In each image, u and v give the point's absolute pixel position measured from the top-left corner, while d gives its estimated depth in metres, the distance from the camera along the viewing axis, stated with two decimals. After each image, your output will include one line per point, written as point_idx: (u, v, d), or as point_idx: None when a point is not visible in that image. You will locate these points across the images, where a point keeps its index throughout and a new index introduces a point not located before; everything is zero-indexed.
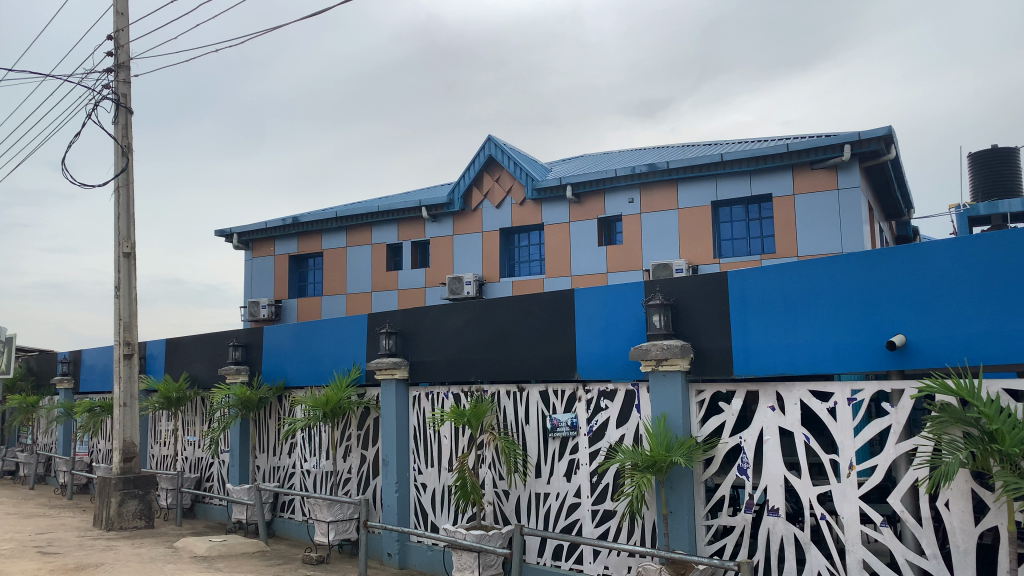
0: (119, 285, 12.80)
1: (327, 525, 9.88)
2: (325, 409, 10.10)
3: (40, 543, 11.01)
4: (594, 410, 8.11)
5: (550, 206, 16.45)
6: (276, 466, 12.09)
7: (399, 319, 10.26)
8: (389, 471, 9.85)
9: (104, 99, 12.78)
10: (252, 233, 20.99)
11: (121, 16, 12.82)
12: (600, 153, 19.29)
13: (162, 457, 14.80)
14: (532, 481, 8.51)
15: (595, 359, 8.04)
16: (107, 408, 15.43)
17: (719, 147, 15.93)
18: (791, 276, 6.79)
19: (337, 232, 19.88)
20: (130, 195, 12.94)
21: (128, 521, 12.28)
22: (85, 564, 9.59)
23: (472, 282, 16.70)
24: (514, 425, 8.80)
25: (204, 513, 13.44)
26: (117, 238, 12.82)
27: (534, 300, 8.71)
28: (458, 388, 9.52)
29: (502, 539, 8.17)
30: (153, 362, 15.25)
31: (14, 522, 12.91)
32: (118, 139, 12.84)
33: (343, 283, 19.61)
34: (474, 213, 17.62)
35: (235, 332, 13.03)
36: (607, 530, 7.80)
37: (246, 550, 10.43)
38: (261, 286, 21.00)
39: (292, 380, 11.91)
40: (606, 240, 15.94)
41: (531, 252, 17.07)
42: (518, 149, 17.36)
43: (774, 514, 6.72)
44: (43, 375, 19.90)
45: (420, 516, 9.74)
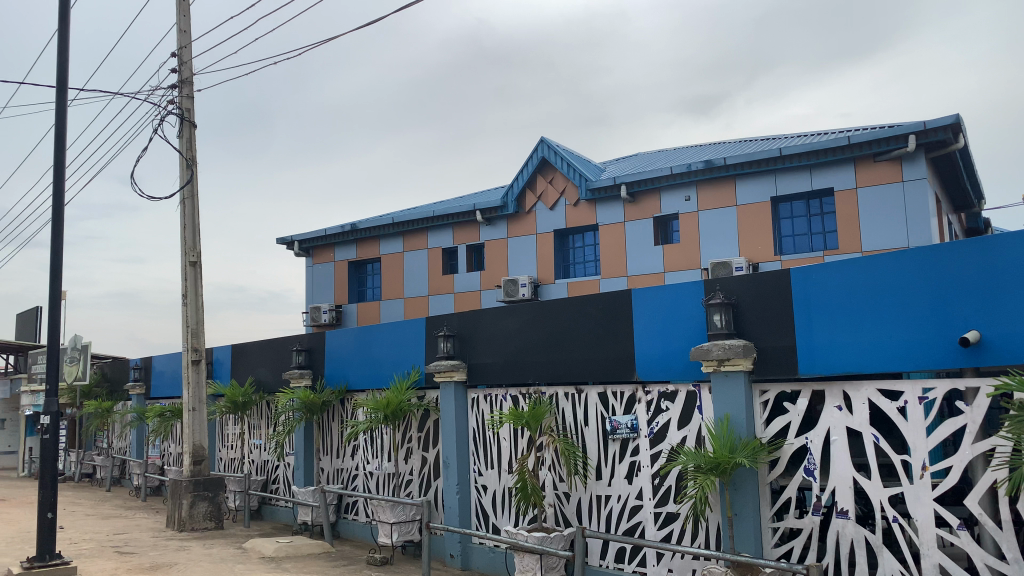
0: (187, 293, 13.18)
1: (390, 526, 10.00)
2: (385, 411, 10.26)
3: (118, 544, 11.42)
4: (654, 412, 8.02)
5: (604, 206, 16.36)
6: (339, 468, 12.30)
7: (456, 323, 10.34)
8: (450, 473, 9.92)
9: (169, 114, 13.19)
10: (311, 240, 21.42)
11: (183, 34, 13.21)
12: (653, 151, 19.12)
13: (230, 460, 15.20)
14: (593, 483, 8.47)
15: (654, 360, 7.97)
16: (177, 413, 15.93)
17: (777, 141, 15.63)
18: (854, 271, 6.62)
19: (393, 237, 20.14)
20: (195, 206, 13.33)
21: (199, 523, 12.65)
22: (159, 564, 9.90)
23: (527, 284, 16.73)
24: (573, 427, 8.78)
25: (271, 514, 13.74)
26: (183, 248, 13.20)
27: (590, 302, 8.69)
28: (516, 391, 9.53)
29: (564, 541, 8.13)
30: (219, 368, 15.68)
31: (92, 523, 13.42)
32: (183, 153, 13.23)
33: (400, 287, 19.86)
34: (528, 215, 17.66)
35: (298, 337, 13.30)
36: (670, 533, 7.70)
37: (312, 551, 10.64)
38: (321, 292, 21.40)
39: (353, 384, 12.10)
40: (662, 239, 15.77)
41: (586, 252, 16.99)
42: (572, 150, 17.32)
43: (842, 517, 6.56)
44: (116, 381, 20.62)
45: (481, 517, 9.79)
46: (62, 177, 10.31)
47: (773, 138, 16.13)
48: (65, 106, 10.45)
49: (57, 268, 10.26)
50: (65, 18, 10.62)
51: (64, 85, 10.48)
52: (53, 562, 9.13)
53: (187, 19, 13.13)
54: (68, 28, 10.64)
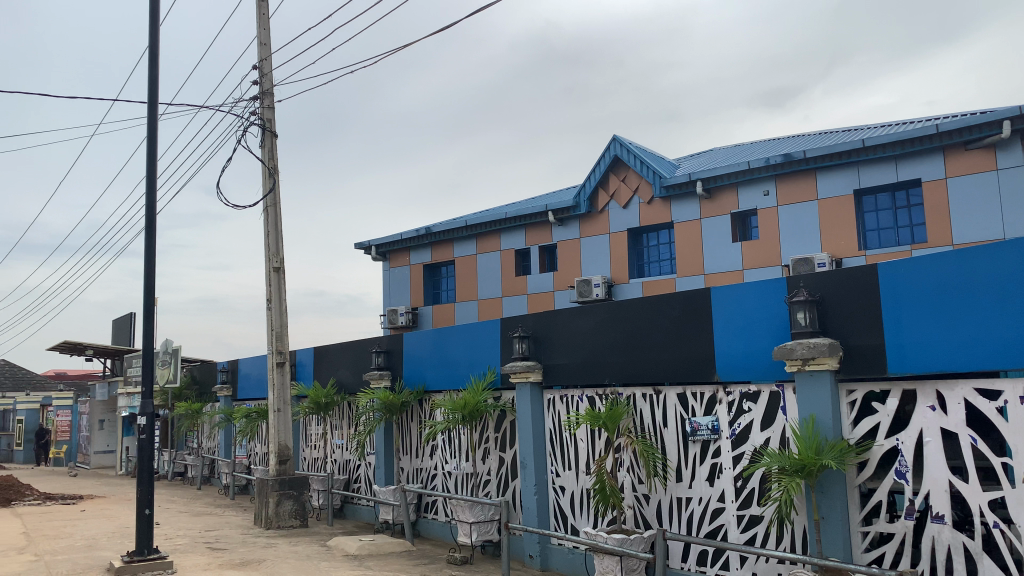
0: (271, 298, 13.60)
1: (469, 525, 10.09)
2: (463, 412, 10.38)
3: (210, 540, 11.86)
4: (735, 413, 7.85)
5: (679, 204, 16.14)
6: (419, 468, 12.47)
7: (531, 323, 10.36)
8: (527, 474, 9.95)
9: (252, 125, 13.64)
10: (388, 244, 21.83)
11: (264, 46, 13.63)
12: (728, 147, 18.74)
13: (313, 460, 15.61)
14: (673, 485, 8.36)
15: (734, 359, 7.82)
16: (262, 414, 16.45)
17: (859, 132, 15.11)
18: (947, 267, 6.34)
19: (467, 240, 20.33)
20: (278, 213, 13.75)
21: (285, 520, 13.04)
22: (249, 560, 10.25)
23: (601, 284, 16.65)
24: (652, 428, 8.69)
25: (353, 513, 14.05)
26: (267, 254, 13.63)
27: (667, 301, 8.57)
28: (592, 392, 9.49)
29: (644, 543, 8.04)
30: (302, 369, 16.13)
31: (185, 520, 13.99)
32: (265, 162, 13.67)
33: (474, 289, 20.04)
34: (601, 215, 17.56)
35: (377, 339, 13.56)
36: (754, 536, 7.53)
37: (393, 549, 10.83)
38: (398, 295, 21.78)
39: (430, 385, 12.27)
40: (740, 236, 15.44)
41: (661, 251, 16.79)
42: (645, 148, 17.16)
43: (938, 521, 6.29)
44: (205, 384, 21.44)
45: (559, 518, 9.77)
46: (154, 188, 10.78)
47: (855, 129, 15.61)
48: (155, 120, 10.93)
49: (151, 275, 10.74)
50: (155, 35, 11.11)
51: (154, 100, 10.96)
52: (151, 556, 9.57)
53: (267, 32, 13.55)
54: (158, 46, 11.12)
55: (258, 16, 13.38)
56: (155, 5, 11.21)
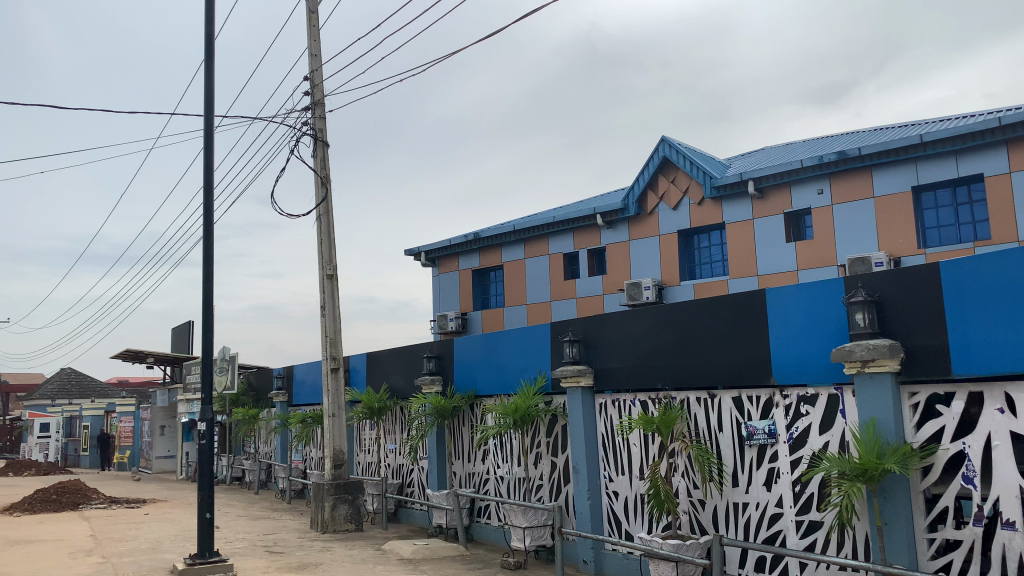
0: (324, 305, 13.82)
1: (522, 530, 10.09)
2: (514, 416, 10.39)
3: (268, 543, 12.08)
4: (792, 417, 7.70)
5: (730, 204, 15.93)
6: (471, 472, 12.52)
7: (581, 328, 10.33)
8: (580, 478, 9.91)
9: (304, 136, 13.90)
10: (437, 250, 22.01)
11: (315, 58, 13.89)
12: (779, 146, 18.44)
13: (367, 464, 15.80)
14: (729, 490, 8.23)
15: (791, 362, 7.67)
16: (317, 419, 16.72)
17: (916, 128, 14.72)
18: (1014, 264, 6.12)
19: (515, 244, 20.38)
20: (330, 221, 13.98)
21: (341, 524, 13.22)
22: (306, 564, 10.41)
23: (651, 287, 16.51)
24: (707, 433, 8.57)
25: (407, 517, 14.18)
26: (321, 262, 13.86)
27: (721, 304, 8.46)
28: (645, 396, 9.41)
29: (700, 549, 7.92)
30: (355, 375, 16.35)
31: (244, 524, 14.28)
32: (318, 171, 13.90)
33: (523, 294, 20.06)
34: (650, 217, 17.43)
35: (429, 344, 13.66)
36: (814, 542, 7.36)
37: (447, 553, 10.89)
38: (448, 300, 21.94)
39: (481, 389, 12.32)
40: (794, 237, 15.17)
41: (712, 253, 16.59)
42: (694, 149, 16.99)
43: (1009, 528, 6.08)
44: (261, 390, 21.87)
45: (613, 523, 9.69)
46: (211, 199, 11.05)
47: (912, 125, 15.21)
48: (212, 132, 11.21)
49: (209, 284, 11.00)
50: (211, 50, 11.41)
51: (211, 113, 11.24)
52: (212, 559, 9.80)
53: (318, 43, 13.80)
54: (213, 59, 11.42)
55: (308, 27, 13.64)
56: (210, 21, 11.51)
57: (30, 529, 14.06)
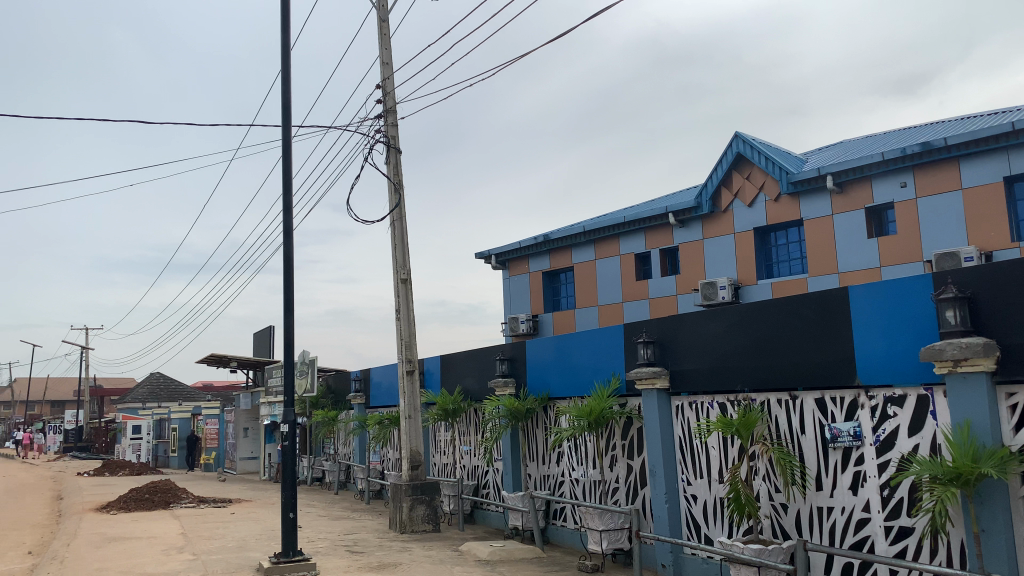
0: (399, 308, 14.05)
1: (599, 533, 10.03)
2: (588, 419, 10.34)
3: (348, 543, 12.35)
4: (879, 418, 7.44)
5: (808, 200, 15.51)
6: (546, 475, 12.54)
7: (656, 329, 10.24)
8: (658, 482, 9.80)
9: (377, 143, 14.16)
10: (507, 252, 22.13)
11: (386, 66, 14.14)
12: (859, 139, 17.85)
13: (443, 465, 16.00)
14: (812, 494, 8.01)
15: (876, 361, 7.41)
16: (394, 421, 17.04)
17: (1006, 115, 14.05)
18: None
19: (586, 246, 20.32)
20: (403, 226, 14.20)
21: (418, 525, 13.42)
22: (386, 563, 10.61)
23: (727, 287, 16.23)
24: (788, 435, 8.36)
25: (483, 518, 14.29)
26: (395, 266, 14.09)
27: (800, 302, 8.25)
28: (724, 398, 9.25)
29: (783, 554, 7.71)
30: (430, 378, 16.58)
31: (325, 524, 14.65)
32: (391, 178, 14.15)
33: (595, 295, 19.98)
34: (725, 215, 17.13)
35: (501, 346, 13.74)
36: (905, 548, 7.08)
37: (524, 555, 10.92)
38: (519, 303, 22.03)
39: (554, 392, 12.32)
40: (877, 232, 14.65)
41: (790, 250, 16.18)
42: (768, 144, 16.63)
43: None
44: (339, 393, 22.40)
45: (692, 527, 9.55)
46: (290, 207, 11.38)
47: (1002, 112, 14.52)
48: (290, 143, 11.54)
49: (290, 290, 11.32)
50: (287, 62, 11.74)
51: (288, 123, 11.57)
52: (295, 558, 10.08)
53: (389, 51, 14.06)
54: (290, 71, 11.75)
55: (379, 36, 13.91)
56: (287, 34, 11.85)
57: (126, 527, 14.72)
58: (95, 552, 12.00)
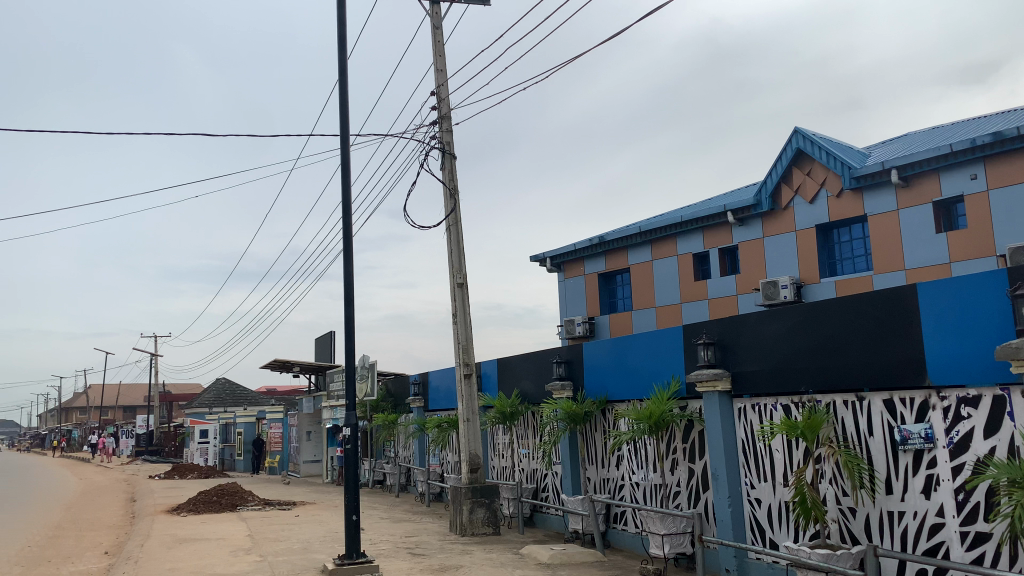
0: (456, 312, 14.15)
1: (661, 537, 9.91)
2: (649, 421, 10.24)
3: (410, 546, 12.48)
4: (952, 420, 7.18)
5: (872, 195, 15.09)
6: (605, 478, 12.46)
7: (716, 330, 10.09)
8: (721, 485, 9.65)
9: (433, 149, 14.30)
10: (563, 255, 22.10)
11: (440, 72, 14.27)
12: (925, 131, 17.30)
13: (502, 468, 16.04)
14: (882, 498, 7.77)
15: (948, 360, 7.16)
16: (452, 424, 17.18)
17: None
18: None
19: (642, 247, 20.15)
20: (459, 231, 14.30)
21: (478, 528, 13.49)
22: (448, 566, 10.68)
23: (789, 286, 15.87)
24: (856, 438, 8.14)
25: (543, 521, 14.27)
26: (451, 271, 14.20)
27: (866, 301, 8.04)
28: (788, 400, 9.05)
29: (853, 560, 7.49)
30: (488, 381, 16.65)
31: (387, 525, 14.83)
32: (446, 183, 14.27)
33: (652, 296, 19.79)
34: (785, 212, 16.79)
35: (558, 349, 13.71)
36: (982, 555, 6.81)
37: (585, 559, 10.87)
38: (575, 305, 21.98)
39: (613, 395, 12.24)
40: (946, 226, 14.15)
41: (854, 247, 15.75)
42: (830, 139, 16.26)
43: None
44: (399, 396, 22.68)
45: (756, 532, 9.37)
46: (349, 215, 11.56)
47: None
48: (348, 151, 11.74)
49: (350, 296, 11.50)
50: (344, 72, 11.95)
51: (346, 132, 11.77)
52: (359, 560, 10.23)
53: (443, 58, 14.19)
54: (347, 80, 11.96)
55: (433, 43, 14.05)
56: (343, 45, 12.06)
57: (196, 528, 15.15)
58: (168, 553, 12.38)
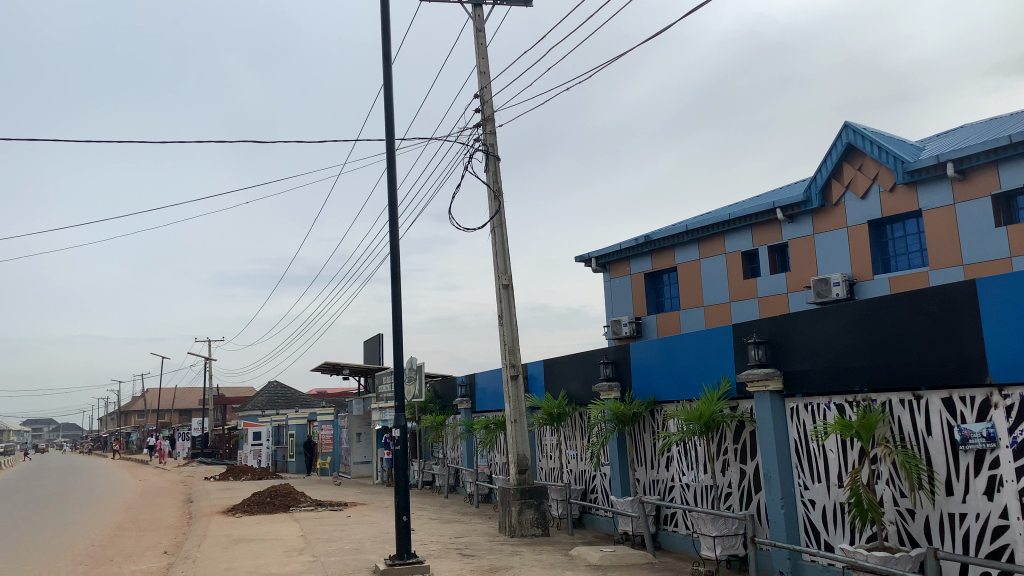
0: (502, 314, 14.19)
1: (713, 539, 9.80)
2: (699, 422, 10.13)
3: (460, 546, 12.55)
4: (1016, 419, 6.95)
5: (927, 189, 14.69)
6: (655, 480, 12.37)
7: (767, 329, 9.95)
8: (773, 486, 9.50)
9: (477, 152, 14.38)
10: (608, 255, 22.01)
11: (484, 75, 14.34)
12: (982, 122, 16.78)
13: (550, 469, 16.05)
14: (942, 499, 7.56)
15: (1009, 358, 6.94)
16: (500, 425, 17.24)
17: None
18: None
19: (689, 246, 19.96)
20: (504, 233, 14.35)
21: (528, 529, 13.50)
22: (497, 567, 10.72)
23: (841, 284, 15.52)
24: (914, 437, 7.93)
25: (592, 523, 14.22)
26: (496, 273, 14.25)
27: (923, 297, 7.85)
28: (842, 399, 8.87)
29: (911, 563, 7.30)
30: (534, 382, 16.67)
31: (437, 526, 14.94)
32: (490, 185, 14.33)
33: (700, 295, 19.58)
34: (837, 208, 16.43)
35: (605, 350, 13.65)
36: None
37: (635, 561, 10.80)
38: (621, 306, 21.87)
39: (661, 395, 12.14)
40: (1005, 220, 13.70)
41: (908, 242, 15.36)
42: (882, 133, 15.90)
43: None
44: (446, 398, 22.83)
45: (811, 533, 9.19)
46: (395, 219, 11.69)
47: None
48: (393, 156, 11.88)
49: (397, 299, 11.63)
50: (389, 78, 12.09)
51: (391, 137, 11.91)
52: (410, 560, 10.34)
53: (486, 61, 14.25)
54: (391, 85, 12.10)
55: (476, 46, 14.13)
56: (387, 50, 12.20)
57: (251, 528, 15.46)
58: (224, 552, 12.66)
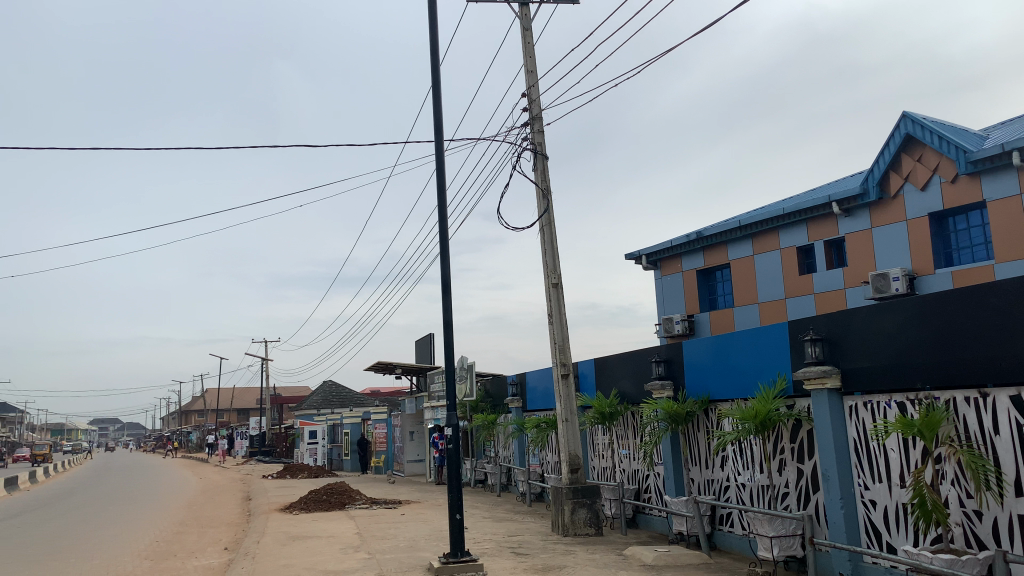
0: (552, 313, 14.17)
1: (769, 540, 9.62)
2: (754, 421, 9.97)
3: (513, 545, 12.59)
4: None
5: (991, 179, 14.20)
6: (709, 479, 12.22)
7: (824, 326, 9.73)
8: (832, 486, 9.30)
9: (525, 151, 14.38)
10: (659, 252, 21.82)
11: (531, 74, 14.35)
12: None
13: (602, 469, 15.99)
14: (1011, 500, 7.31)
15: None
16: (551, 424, 17.24)
17: None
18: None
19: (742, 242, 19.65)
20: (553, 231, 14.33)
21: (580, 528, 13.46)
22: (550, 566, 10.72)
23: (900, 278, 15.10)
24: (980, 437, 7.68)
25: (645, 522, 14.11)
26: (546, 271, 14.24)
27: (988, 291, 7.58)
28: (903, 397, 8.63)
29: (979, 566, 7.06)
30: (585, 380, 16.62)
31: (490, 525, 15.00)
32: (539, 184, 14.32)
33: (753, 292, 19.27)
34: (895, 201, 16.03)
35: (657, 348, 13.53)
36: None
37: (690, 561, 10.68)
38: (673, 304, 21.66)
39: (715, 394, 11.98)
40: None
41: (972, 235, 14.86)
42: (942, 122, 15.43)
43: None
44: (497, 397, 22.92)
45: (872, 535, 8.96)
46: (445, 220, 11.77)
47: None
48: (442, 157, 11.96)
49: (447, 299, 11.70)
50: (436, 79, 12.17)
51: (440, 138, 11.99)
52: (464, 559, 10.40)
53: (533, 59, 14.24)
54: (439, 86, 12.18)
55: (523, 46, 14.14)
56: (434, 52, 12.28)
57: (308, 526, 15.75)
58: (283, 549, 12.92)
